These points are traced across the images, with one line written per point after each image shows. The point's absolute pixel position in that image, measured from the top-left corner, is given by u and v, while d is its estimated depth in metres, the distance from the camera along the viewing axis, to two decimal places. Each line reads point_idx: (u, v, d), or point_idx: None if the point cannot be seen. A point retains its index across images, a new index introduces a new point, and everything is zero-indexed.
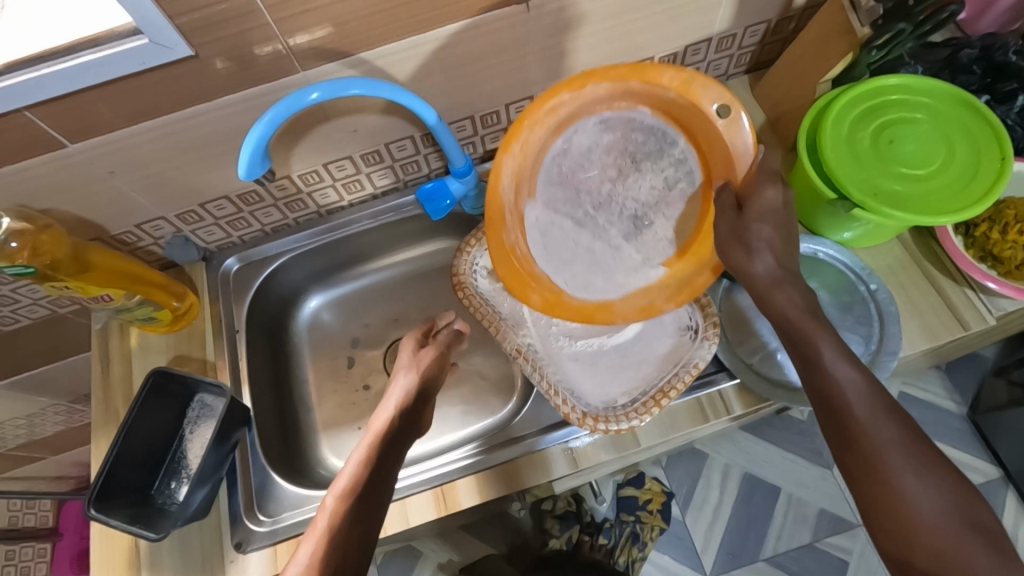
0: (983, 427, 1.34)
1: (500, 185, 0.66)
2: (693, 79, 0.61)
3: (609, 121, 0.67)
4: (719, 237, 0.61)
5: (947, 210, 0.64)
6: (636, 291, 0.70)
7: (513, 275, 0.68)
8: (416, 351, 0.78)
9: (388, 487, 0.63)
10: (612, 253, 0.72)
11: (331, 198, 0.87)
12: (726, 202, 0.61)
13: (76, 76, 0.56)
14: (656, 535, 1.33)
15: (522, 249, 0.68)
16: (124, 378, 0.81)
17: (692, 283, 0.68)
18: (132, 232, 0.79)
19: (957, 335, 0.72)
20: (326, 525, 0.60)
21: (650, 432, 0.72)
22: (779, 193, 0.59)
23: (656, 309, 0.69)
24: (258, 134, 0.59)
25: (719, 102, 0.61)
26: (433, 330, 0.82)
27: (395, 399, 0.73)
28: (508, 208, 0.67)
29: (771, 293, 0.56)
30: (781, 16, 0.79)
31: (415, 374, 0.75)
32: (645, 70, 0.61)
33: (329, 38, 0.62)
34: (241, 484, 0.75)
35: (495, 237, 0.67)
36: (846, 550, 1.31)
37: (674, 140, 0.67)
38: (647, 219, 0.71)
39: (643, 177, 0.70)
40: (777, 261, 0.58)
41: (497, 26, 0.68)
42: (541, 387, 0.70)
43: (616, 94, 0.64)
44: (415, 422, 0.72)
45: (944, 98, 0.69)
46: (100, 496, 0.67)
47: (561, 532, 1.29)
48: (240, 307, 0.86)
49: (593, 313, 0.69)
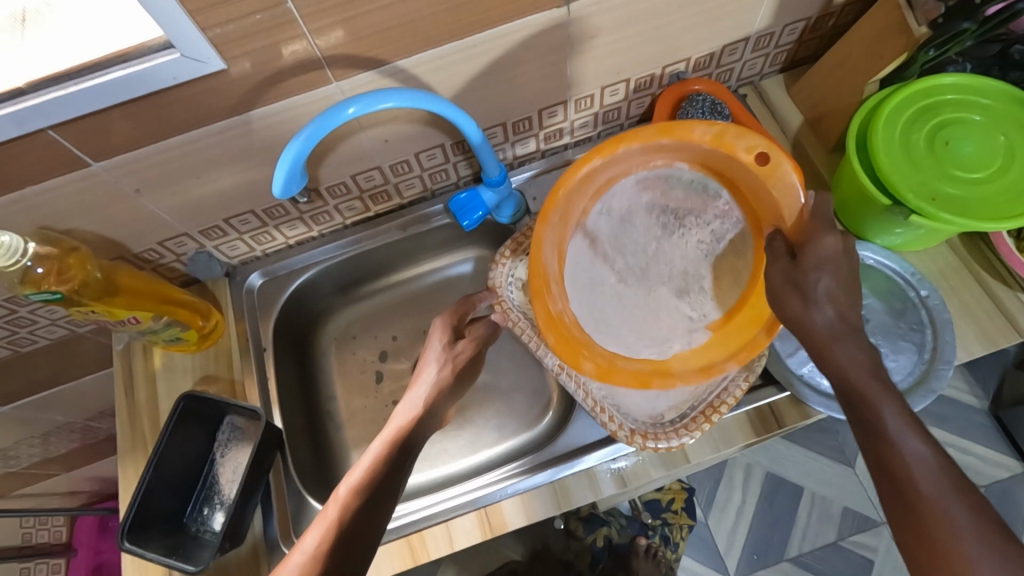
0: (1007, 422, 1.33)
1: (543, 239, 0.63)
2: (726, 132, 0.60)
3: (646, 177, 0.68)
4: (771, 286, 0.57)
5: (1008, 214, 0.62)
6: (691, 352, 0.65)
7: (564, 344, 0.61)
8: (451, 344, 0.72)
9: (401, 483, 0.60)
10: (666, 311, 0.69)
11: (357, 209, 0.84)
12: (778, 249, 0.58)
13: (106, 93, 0.53)
14: (686, 533, 1.30)
15: (569, 316, 0.63)
16: (150, 399, 0.78)
17: (753, 339, 0.63)
18: (155, 250, 0.76)
19: (1011, 340, 0.70)
20: (335, 514, 0.56)
21: (700, 449, 0.70)
22: (838, 240, 0.56)
23: (715, 369, 0.63)
24: (295, 151, 0.56)
25: (757, 150, 0.60)
26: (471, 310, 0.75)
27: (421, 392, 0.69)
28: (553, 274, 0.63)
29: (831, 342, 0.54)
30: (821, 13, 0.77)
31: (450, 372, 0.71)
32: (677, 127, 0.61)
33: (364, 46, 0.60)
34: (275, 509, 0.72)
35: (540, 303, 0.61)
36: (871, 548, 1.30)
37: (716, 192, 0.67)
38: (698, 275, 0.69)
39: (689, 233, 0.70)
40: (838, 316, 0.54)
41: (535, 30, 0.65)
42: (587, 405, 0.68)
43: (650, 150, 0.64)
44: (437, 413, 0.68)
45: (997, 96, 0.67)
46: (134, 527, 0.65)
47: (587, 534, 1.23)
48: (266, 323, 0.83)
49: (650, 377, 0.63)
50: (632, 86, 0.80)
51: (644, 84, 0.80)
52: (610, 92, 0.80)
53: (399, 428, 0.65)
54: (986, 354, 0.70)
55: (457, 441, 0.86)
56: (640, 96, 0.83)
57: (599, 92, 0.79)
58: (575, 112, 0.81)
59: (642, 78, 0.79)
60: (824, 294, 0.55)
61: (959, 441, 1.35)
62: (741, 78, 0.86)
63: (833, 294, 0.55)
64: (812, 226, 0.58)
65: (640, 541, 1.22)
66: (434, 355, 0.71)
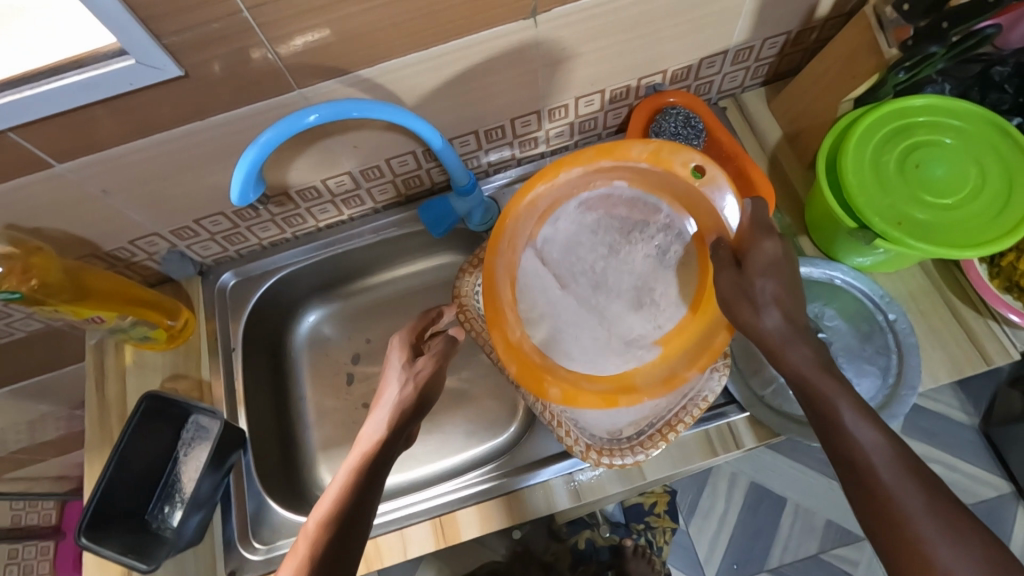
0: (997, 440, 1.30)
1: (495, 269, 0.66)
2: (661, 149, 0.64)
3: (588, 200, 0.69)
4: (721, 295, 0.57)
5: (974, 242, 0.60)
6: (653, 364, 0.66)
7: (527, 372, 0.63)
8: (411, 362, 0.70)
9: (372, 514, 0.57)
10: (624, 323, 0.68)
11: (330, 212, 0.84)
12: (723, 258, 0.58)
13: (62, 97, 0.53)
14: (669, 537, 1.29)
15: (529, 341, 0.65)
16: (120, 397, 0.78)
17: (711, 345, 0.63)
18: (126, 248, 0.76)
19: (978, 368, 0.69)
20: (306, 552, 0.55)
21: (658, 466, 0.70)
22: (778, 244, 0.55)
23: (680, 378, 0.64)
24: (251, 159, 0.56)
25: (693, 163, 0.63)
26: (430, 324, 0.75)
27: (383, 414, 0.66)
28: (508, 300, 0.65)
29: (781, 369, 0.53)
30: (801, 27, 0.75)
31: (411, 387, 0.68)
32: (613, 148, 0.65)
33: (327, 54, 0.59)
34: (236, 511, 0.73)
35: (498, 332, 0.64)
36: (853, 562, 1.28)
37: (657, 207, 0.69)
38: (649, 288, 0.69)
39: (636, 248, 0.70)
40: (786, 316, 0.53)
41: (503, 40, 0.64)
42: (545, 419, 0.68)
43: (590, 175, 0.68)
44: (406, 432, 0.65)
45: (972, 119, 0.66)
46: (92, 523, 0.65)
47: (570, 535, 1.22)
48: (237, 324, 0.84)
49: (615, 395, 0.64)
50: (607, 97, 0.79)
51: (620, 95, 0.80)
52: (585, 101, 0.79)
53: (363, 454, 0.63)
54: (953, 381, 0.69)
55: (425, 446, 0.86)
56: (617, 106, 0.83)
57: (574, 101, 0.78)
58: (549, 121, 0.81)
59: (617, 88, 0.78)
60: (774, 309, 0.53)
61: (947, 458, 1.33)
62: (721, 90, 0.85)
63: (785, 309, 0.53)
64: (753, 236, 0.57)
65: (626, 542, 1.20)
66: (394, 375, 0.69)
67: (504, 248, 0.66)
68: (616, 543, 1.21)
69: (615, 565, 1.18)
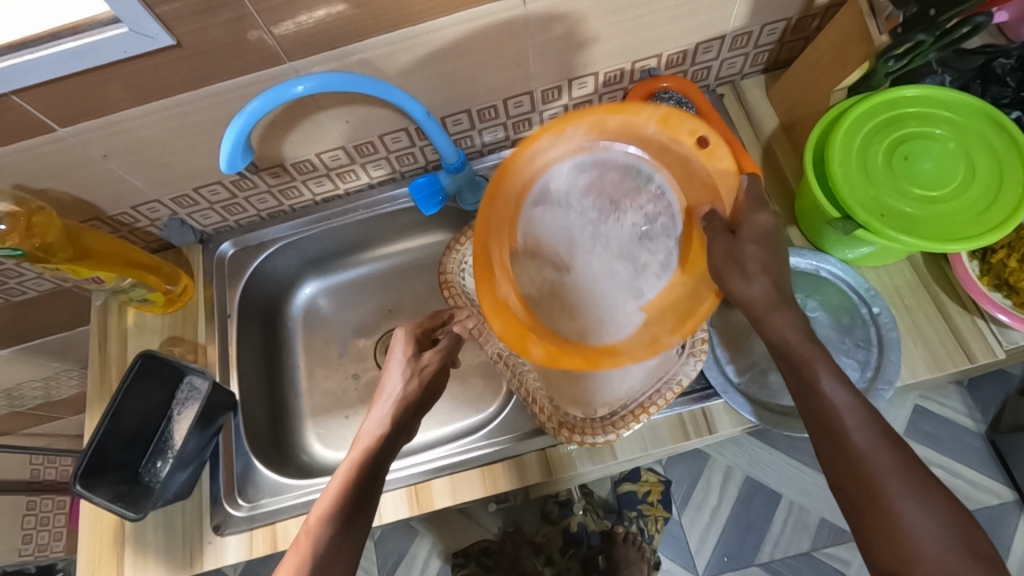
0: (1003, 449, 1.20)
1: (488, 243, 0.64)
2: (671, 115, 0.60)
3: (585, 160, 0.67)
4: (713, 262, 0.59)
5: (958, 236, 0.59)
6: (639, 329, 0.64)
7: (511, 329, 0.62)
8: (416, 357, 0.70)
9: (375, 501, 0.59)
10: (616, 285, 0.68)
11: (326, 186, 0.86)
12: (717, 228, 0.61)
13: (60, 62, 0.56)
14: (661, 526, 1.26)
15: (514, 303, 0.64)
16: (121, 355, 0.82)
17: (694, 311, 0.62)
18: (130, 214, 0.80)
19: (961, 366, 0.68)
20: (308, 546, 0.55)
21: (629, 447, 0.71)
22: (770, 217, 0.58)
23: (662, 344, 0.62)
24: (239, 128, 0.57)
25: (699, 134, 0.60)
26: (438, 325, 0.74)
27: (385, 409, 0.66)
28: (495, 262, 0.64)
29: None
30: (801, 14, 0.74)
31: (415, 384, 0.67)
32: (623, 107, 0.60)
33: (315, 27, 0.60)
34: (224, 469, 0.76)
35: (485, 289, 0.62)
36: (845, 561, 1.21)
37: (649, 177, 0.67)
38: (631, 257, 0.68)
39: (623, 217, 0.69)
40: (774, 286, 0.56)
41: (490, 18, 0.64)
42: (520, 396, 0.70)
43: (595, 133, 0.64)
44: (407, 429, 0.65)
45: (967, 112, 0.65)
46: (86, 472, 0.68)
47: (563, 517, 1.23)
48: (233, 291, 0.86)
49: (597, 358, 0.62)
50: (601, 79, 0.79)
51: (614, 77, 0.80)
52: (578, 84, 0.79)
53: (363, 450, 0.62)
54: (933, 377, 0.68)
55: None
56: (612, 89, 0.82)
57: (568, 83, 0.78)
58: (543, 102, 0.81)
59: (612, 71, 0.78)
60: (758, 282, 0.56)
61: (948, 462, 1.23)
62: (720, 77, 0.84)
63: (772, 278, 0.57)
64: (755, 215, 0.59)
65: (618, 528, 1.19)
66: (398, 369, 0.69)
67: (504, 199, 0.65)
68: (607, 530, 1.21)
69: (604, 551, 1.19)
